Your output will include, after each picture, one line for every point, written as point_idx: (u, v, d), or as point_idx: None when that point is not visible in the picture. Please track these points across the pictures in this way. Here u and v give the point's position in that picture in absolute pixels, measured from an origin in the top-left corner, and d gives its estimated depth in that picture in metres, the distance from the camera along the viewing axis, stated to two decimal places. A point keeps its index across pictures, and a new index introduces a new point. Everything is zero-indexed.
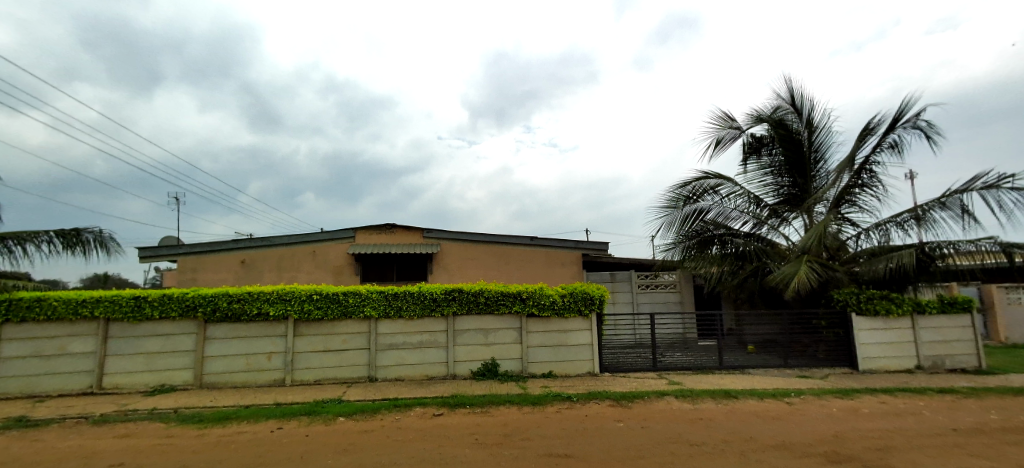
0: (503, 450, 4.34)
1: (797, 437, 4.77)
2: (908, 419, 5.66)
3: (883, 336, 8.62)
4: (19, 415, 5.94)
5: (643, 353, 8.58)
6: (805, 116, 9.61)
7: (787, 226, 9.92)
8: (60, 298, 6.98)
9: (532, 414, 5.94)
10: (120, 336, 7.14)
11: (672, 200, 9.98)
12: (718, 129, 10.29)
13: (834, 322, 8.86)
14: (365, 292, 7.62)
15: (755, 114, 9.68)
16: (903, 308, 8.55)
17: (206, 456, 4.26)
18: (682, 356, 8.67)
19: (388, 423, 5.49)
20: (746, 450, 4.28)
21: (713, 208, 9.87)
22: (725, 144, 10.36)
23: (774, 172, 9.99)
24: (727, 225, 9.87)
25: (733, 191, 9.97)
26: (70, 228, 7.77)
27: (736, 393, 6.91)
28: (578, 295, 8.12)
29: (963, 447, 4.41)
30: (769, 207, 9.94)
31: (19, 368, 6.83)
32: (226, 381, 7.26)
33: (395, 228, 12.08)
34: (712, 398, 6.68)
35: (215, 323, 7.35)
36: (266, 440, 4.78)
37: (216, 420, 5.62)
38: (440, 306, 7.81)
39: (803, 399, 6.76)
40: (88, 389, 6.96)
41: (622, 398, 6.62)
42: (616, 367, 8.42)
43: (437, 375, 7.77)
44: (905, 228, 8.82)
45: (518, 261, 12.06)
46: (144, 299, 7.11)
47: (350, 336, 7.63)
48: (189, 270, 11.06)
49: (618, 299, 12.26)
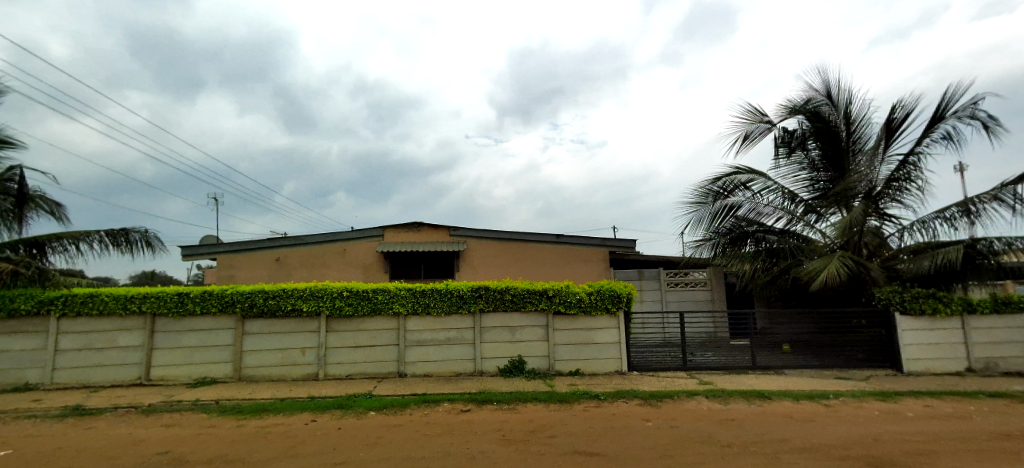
0: (528, 446, 3.97)
1: (826, 439, 4.21)
2: (956, 423, 4.95)
3: (928, 336, 7.74)
4: (75, 404, 5.91)
5: (673, 351, 7.98)
6: (843, 108, 8.71)
7: (822, 222, 8.95)
8: (9, 292, 6.84)
9: (559, 411, 5.48)
10: (168, 332, 7.12)
11: (701, 195, 9.17)
12: (748, 124, 9.53)
13: (874, 321, 8.00)
14: (343, 290, 7.33)
15: (789, 106, 8.79)
16: (952, 307, 7.66)
17: (136, 446, 4.07)
18: (712, 356, 7.99)
19: (417, 417, 5.18)
20: (777, 452, 3.76)
21: (745, 204, 9.04)
22: (755, 139, 9.59)
23: (808, 167, 9.10)
24: (760, 221, 9.05)
25: (767, 186, 9.11)
26: (119, 228, 8.23)
27: (768, 394, 6.23)
28: (604, 293, 7.68)
29: (1015, 455, 3.77)
30: (804, 202, 9.02)
31: None
32: (175, 376, 7.05)
33: (423, 225, 12.04)
34: (743, 398, 6.05)
35: (162, 317, 7.14)
36: (197, 432, 4.59)
37: (254, 411, 5.46)
38: (388, 304, 7.41)
39: (841, 401, 6.01)
40: (132, 381, 6.96)
41: (650, 397, 6.07)
42: (645, 365, 7.91)
43: (386, 374, 7.37)
44: (953, 223, 7.98)
45: (544, 259, 11.84)
46: (187, 296, 7.10)
47: (294, 334, 7.31)
48: (226, 268, 11.25)
49: (645, 297, 11.82)
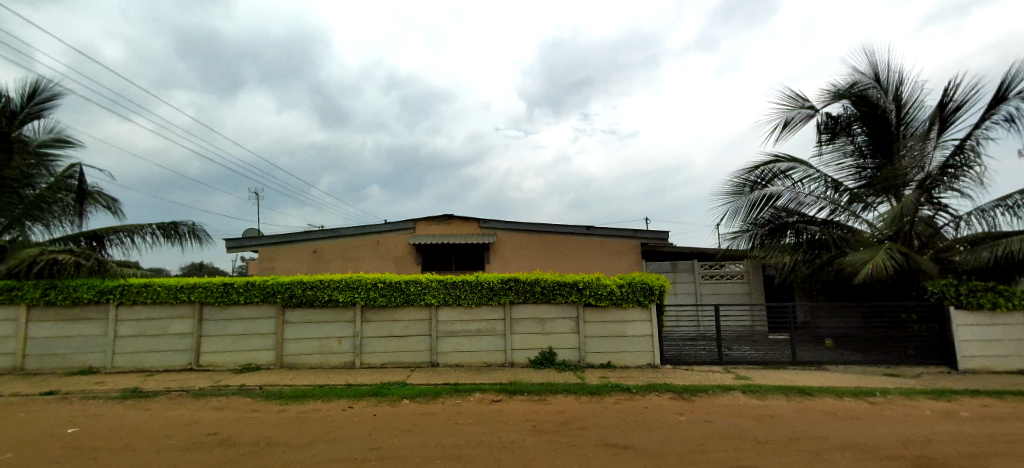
0: (559, 438, 3.98)
1: (871, 439, 4.02)
2: (1018, 425, 4.63)
3: (988, 332, 7.24)
4: (133, 387, 6.33)
5: (708, 345, 7.79)
6: (892, 91, 8.20)
7: (869, 211, 8.49)
8: (72, 282, 7.35)
9: (590, 403, 5.46)
10: (214, 320, 7.50)
11: (737, 185, 8.86)
12: (788, 110, 9.11)
13: (926, 316, 7.56)
14: (376, 282, 7.51)
15: (833, 90, 8.35)
16: (1015, 301, 7.12)
17: (188, 427, 4.33)
18: (750, 350, 7.75)
19: (449, 406, 5.28)
20: (818, 450, 3.62)
21: (785, 193, 8.67)
22: (796, 126, 9.16)
23: (854, 154, 8.63)
24: (801, 211, 8.68)
25: (808, 175, 8.70)
26: (169, 221, 8.70)
27: (809, 390, 6.00)
28: (636, 285, 7.56)
29: None
30: (849, 191, 8.57)
31: (39, 346, 7.28)
32: (222, 362, 7.44)
33: (453, 218, 12.16)
34: (782, 394, 5.85)
35: (210, 306, 7.52)
36: (243, 416, 4.84)
37: (295, 397, 5.70)
38: (421, 295, 7.55)
39: (889, 399, 5.72)
40: (184, 366, 7.39)
41: (684, 391, 5.96)
42: (678, 359, 7.76)
43: (419, 364, 7.54)
44: (1017, 212, 7.39)
45: (575, 251, 11.75)
46: (231, 286, 7.45)
47: (331, 324, 7.56)
48: (268, 260, 11.72)
49: (679, 289, 11.57)
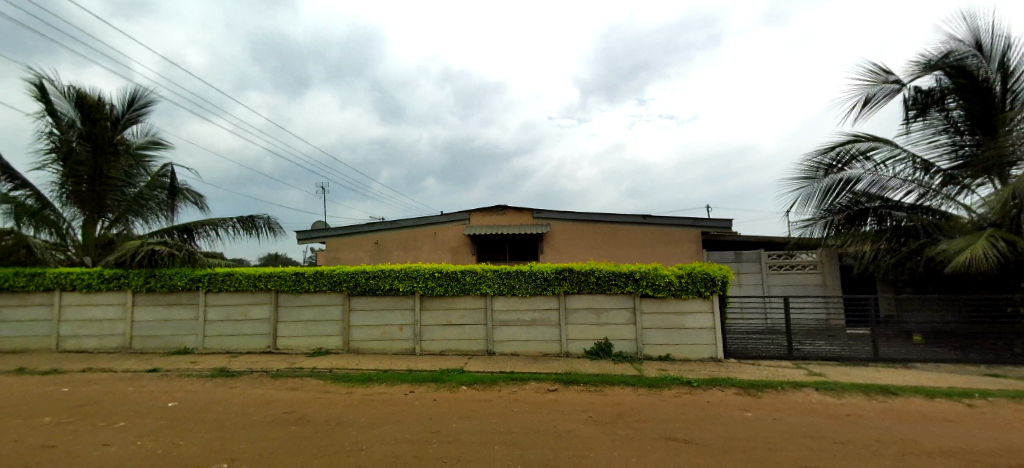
0: (618, 429, 3.92)
1: (971, 445, 3.61)
2: None
3: None
4: (221, 366, 6.98)
5: (777, 339, 7.33)
6: (997, 59, 7.19)
7: (968, 194, 7.54)
8: (169, 271, 8.20)
9: (648, 395, 5.33)
10: (289, 307, 8.09)
11: (810, 169, 8.21)
12: (868, 85, 8.27)
13: None
14: (433, 272, 7.75)
15: (922, 61, 7.48)
16: None
17: (269, 404, 4.72)
18: (824, 345, 7.22)
19: (505, 394, 5.36)
20: (906, 455, 3.31)
21: (865, 177, 7.92)
22: (879, 102, 8.30)
23: (949, 132, 7.68)
24: (885, 196, 7.89)
25: (893, 156, 7.88)
26: (247, 215, 9.45)
27: (894, 390, 5.48)
28: (696, 275, 7.25)
29: None
30: (942, 173, 7.66)
31: (143, 328, 8.20)
32: (296, 345, 8.02)
33: (507, 209, 12.25)
34: (862, 393, 5.40)
35: (284, 294, 8.11)
36: (316, 396, 5.20)
37: (362, 380, 6.03)
38: (476, 284, 7.69)
39: (993, 403, 5.11)
40: (263, 348, 8.04)
41: (750, 386, 5.65)
42: (743, 353, 7.38)
43: (475, 351, 7.71)
44: None
45: (631, 241, 11.46)
46: (302, 275, 7.99)
47: (392, 311, 7.91)
48: (334, 251, 12.43)
49: (743, 280, 10.97)
